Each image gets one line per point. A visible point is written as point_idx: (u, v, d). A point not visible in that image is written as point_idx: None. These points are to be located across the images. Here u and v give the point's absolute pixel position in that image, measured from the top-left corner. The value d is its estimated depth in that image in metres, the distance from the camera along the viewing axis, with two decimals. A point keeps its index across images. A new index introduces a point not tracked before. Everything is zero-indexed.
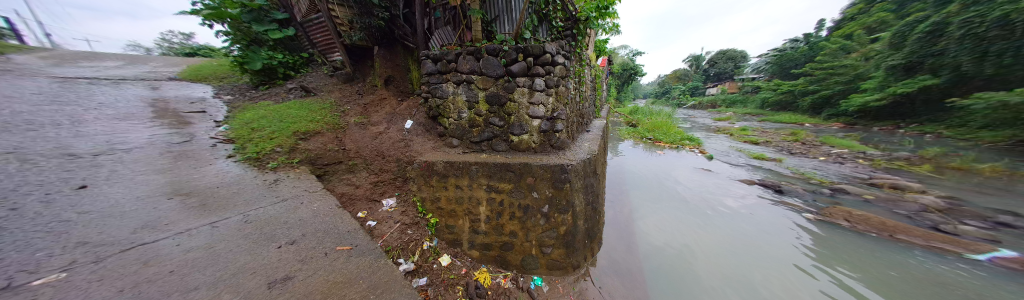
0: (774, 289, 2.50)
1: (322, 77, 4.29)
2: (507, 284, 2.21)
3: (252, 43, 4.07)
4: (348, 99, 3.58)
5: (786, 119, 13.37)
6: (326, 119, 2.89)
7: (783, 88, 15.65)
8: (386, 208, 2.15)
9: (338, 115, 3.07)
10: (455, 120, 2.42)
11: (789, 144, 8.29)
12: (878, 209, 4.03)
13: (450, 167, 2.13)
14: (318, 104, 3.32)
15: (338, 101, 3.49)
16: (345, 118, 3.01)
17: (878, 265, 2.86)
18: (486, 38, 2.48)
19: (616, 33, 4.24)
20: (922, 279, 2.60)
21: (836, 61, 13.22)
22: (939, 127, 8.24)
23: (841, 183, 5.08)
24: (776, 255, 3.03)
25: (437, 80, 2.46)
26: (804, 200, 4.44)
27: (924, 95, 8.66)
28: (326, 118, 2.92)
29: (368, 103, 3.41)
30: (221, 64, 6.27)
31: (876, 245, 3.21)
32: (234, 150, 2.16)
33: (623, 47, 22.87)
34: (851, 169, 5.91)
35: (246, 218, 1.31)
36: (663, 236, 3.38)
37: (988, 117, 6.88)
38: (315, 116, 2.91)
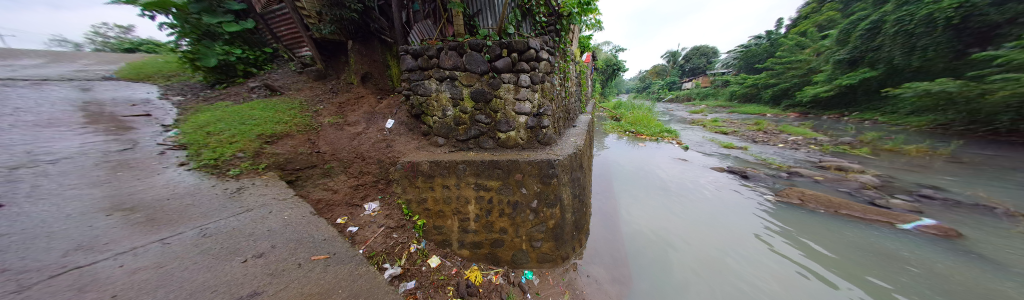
0: (746, 269, 2.70)
1: (289, 74, 3.93)
2: (498, 280, 2.20)
3: (204, 36, 3.60)
4: (320, 97, 3.33)
5: (751, 111, 14.54)
6: (295, 120, 2.67)
7: (749, 81, 16.96)
8: (368, 212, 2.03)
9: (311, 115, 2.85)
10: (439, 118, 2.35)
11: (754, 133, 9.03)
12: (827, 188, 4.54)
13: (436, 166, 2.06)
14: (285, 104, 3.06)
15: (308, 100, 3.24)
16: (318, 119, 2.79)
17: (832, 239, 3.19)
18: (468, 33, 2.40)
19: (598, 28, 4.35)
20: (864, 248, 2.98)
21: (793, 56, 14.60)
22: (876, 114, 9.37)
23: (797, 166, 5.66)
24: (745, 236, 3.27)
25: (418, 76, 2.34)
26: (766, 183, 4.85)
27: (864, 86, 9.80)
28: (295, 119, 2.70)
29: (343, 102, 3.18)
30: (168, 60, 5.54)
31: (830, 221, 3.56)
32: (188, 156, 1.94)
33: (606, 44, 23.41)
34: (806, 154, 6.58)
35: (210, 230, 1.20)
36: (647, 225, 3.52)
37: (914, 105, 7.96)
38: (283, 117, 2.68)
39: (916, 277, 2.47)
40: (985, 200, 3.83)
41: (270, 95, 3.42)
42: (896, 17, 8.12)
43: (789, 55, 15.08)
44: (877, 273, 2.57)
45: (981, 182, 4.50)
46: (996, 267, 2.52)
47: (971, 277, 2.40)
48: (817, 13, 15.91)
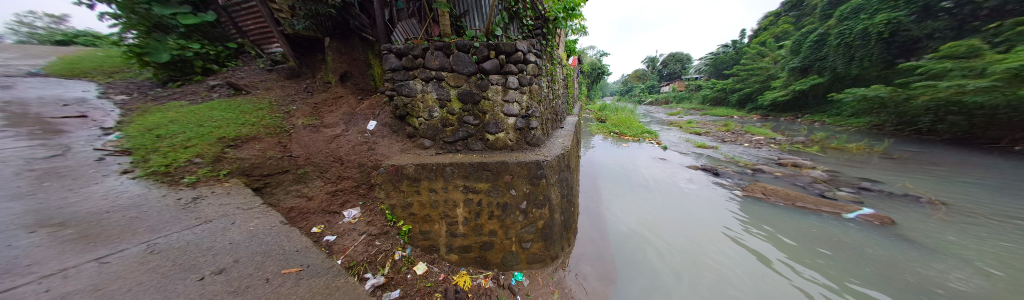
0: (718, 259, 2.88)
1: (257, 72, 3.60)
2: (487, 283, 2.17)
3: (155, 29, 3.23)
4: (292, 97, 3.08)
5: (720, 113, 15.71)
6: (264, 121, 2.45)
7: (718, 86, 18.36)
8: (348, 219, 1.91)
9: (282, 116, 2.64)
10: (425, 119, 2.27)
11: (724, 133, 9.76)
12: (785, 183, 5.00)
13: (422, 169, 1.99)
14: (253, 104, 2.80)
15: (279, 100, 2.98)
16: (290, 121, 2.59)
17: (792, 229, 3.49)
18: (455, 33, 2.36)
19: (583, 33, 4.48)
20: (818, 236, 3.29)
21: (755, 63, 16.03)
22: (823, 116, 10.53)
23: (760, 164, 6.18)
24: (718, 229, 3.49)
25: (402, 76, 2.25)
26: (734, 180, 5.23)
27: (814, 91, 10.98)
28: (264, 120, 2.48)
29: (319, 102, 2.98)
30: (111, 55, 4.91)
31: (791, 214, 3.89)
32: (133, 163, 1.70)
33: (591, 48, 24.19)
34: (767, 152, 7.20)
35: (160, 248, 1.04)
36: (630, 221, 3.65)
37: (855, 108, 9.02)
38: (250, 118, 2.46)
39: (859, 261, 2.77)
40: (911, 190, 4.41)
41: (231, 94, 3.09)
42: (840, 30, 9.24)
43: (752, 62, 16.54)
44: (831, 260, 2.84)
45: (907, 174, 5.19)
46: (922, 249, 2.89)
47: (901, 260, 2.74)
48: (775, 25, 17.64)
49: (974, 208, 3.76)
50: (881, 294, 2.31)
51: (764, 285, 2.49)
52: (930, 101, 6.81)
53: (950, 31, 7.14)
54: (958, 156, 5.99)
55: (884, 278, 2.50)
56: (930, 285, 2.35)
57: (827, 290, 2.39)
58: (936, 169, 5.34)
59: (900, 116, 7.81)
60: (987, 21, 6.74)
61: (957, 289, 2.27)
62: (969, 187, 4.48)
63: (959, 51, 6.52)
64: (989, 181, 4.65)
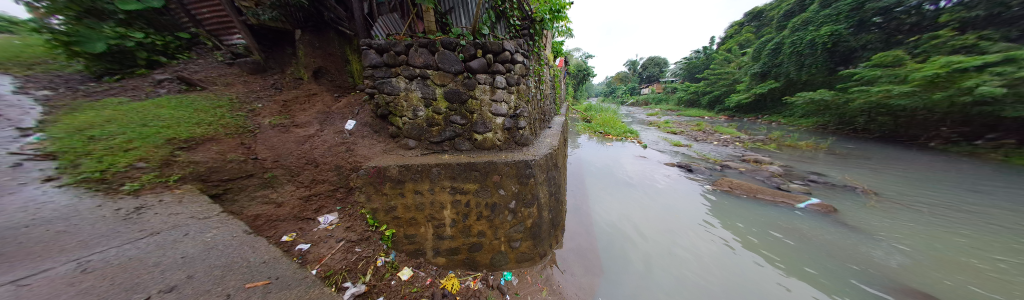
0: (692, 249, 3.07)
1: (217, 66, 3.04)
2: (476, 285, 2.14)
3: (88, 15, 2.57)
4: (257, 93, 2.68)
5: (693, 114, 16.81)
6: (223, 120, 2.16)
7: (691, 88, 19.68)
8: (324, 226, 1.78)
9: (246, 115, 2.32)
10: (410, 119, 2.17)
11: (696, 132, 10.46)
12: (748, 177, 5.45)
13: (406, 171, 1.91)
14: (204, 99, 2.44)
15: (241, 96, 2.60)
16: (254, 120, 2.30)
17: (755, 219, 3.81)
18: (441, 30, 2.29)
19: (568, 36, 4.57)
20: (776, 225, 3.63)
21: (722, 68, 17.42)
22: (780, 117, 11.67)
23: (727, 160, 6.70)
24: (692, 221, 3.72)
25: (383, 73, 2.12)
26: (706, 175, 5.59)
27: (771, 94, 12.16)
28: (224, 118, 2.18)
29: (287, 99, 2.68)
30: (28, 43, 4.17)
31: (754, 205, 4.24)
32: (59, 169, 1.38)
33: (576, 50, 24.76)
34: (733, 149, 7.84)
35: (96, 265, 0.87)
36: (614, 217, 3.77)
37: (806, 109, 10.07)
38: (204, 115, 2.15)
39: (808, 247, 3.10)
40: (849, 181, 5.02)
41: (184, 89, 2.58)
42: (792, 41, 10.76)
43: (720, 67, 17.95)
44: (787, 246, 3.17)
45: (847, 167, 5.91)
46: (859, 234, 3.30)
47: (842, 245, 3.11)
48: (738, 34, 19.35)
49: (898, 195, 4.37)
50: (825, 276, 2.62)
51: (732, 271, 2.70)
52: (866, 103, 7.84)
53: (879, 43, 8.39)
54: (886, 151, 6.91)
55: (828, 262, 2.83)
56: (863, 267, 2.70)
57: (783, 274, 2.65)
58: (870, 163, 6.13)
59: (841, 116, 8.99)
60: (908, 34, 7.95)
61: (884, 270, 2.63)
62: (893, 176, 5.23)
63: (887, 61, 7.58)
64: (907, 172, 5.47)
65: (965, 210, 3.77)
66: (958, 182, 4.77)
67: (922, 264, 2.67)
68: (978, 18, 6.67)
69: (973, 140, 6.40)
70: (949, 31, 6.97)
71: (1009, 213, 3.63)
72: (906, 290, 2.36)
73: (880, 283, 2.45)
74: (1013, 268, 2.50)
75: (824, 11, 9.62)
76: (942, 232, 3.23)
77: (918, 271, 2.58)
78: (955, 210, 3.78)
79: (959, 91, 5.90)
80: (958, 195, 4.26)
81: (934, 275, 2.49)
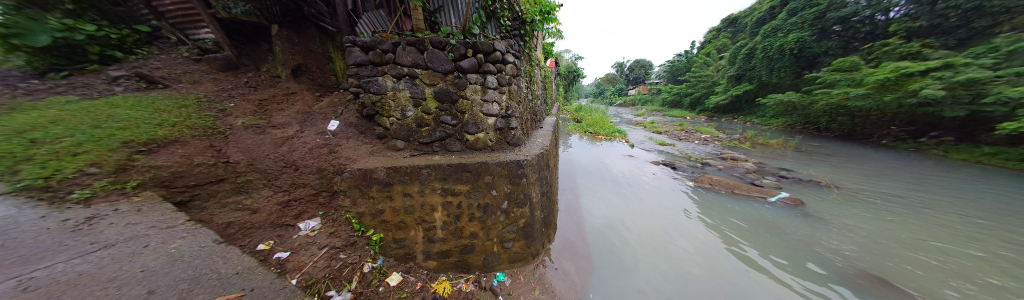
0: (675, 243, 3.20)
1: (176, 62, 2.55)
2: (468, 288, 2.10)
3: (29, 4, 2.07)
4: (228, 92, 2.38)
5: (676, 114, 17.55)
6: (188, 119, 1.91)
7: (673, 90, 20.59)
8: (305, 232, 1.69)
9: (215, 115, 2.07)
10: (398, 119, 2.10)
11: (679, 132, 10.92)
12: (726, 174, 5.73)
13: (394, 173, 1.85)
14: (156, 96, 2.11)
15: (209, 94, 2.30)
16: (224, 119, 2.07)
17: (733, 213, 4.03)
18: (429, 29, 2.24)
19: (557, 37, 4.64)
20: (752, 218, 3.85)
21: (702, 71, 18.38)
22: (754, 117, 12.46)
23: (707, 158, 7.05)
24: (676, 216, 3.89)
25: (369, 72, 2.04)
26: (688, 173, 5.83)
27: (746, 95, 12.95)
28: (188, 117, 1.94)
29: (261, 98, 2.44)
30: None
31: (732, 199, 4.49)
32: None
33: (566, 52, 25.09)
34: (712, 147, 8.26)
35: (40, 284, 0.75)
36: (603, 214, 3.85)
37: (777, 110, 10.79)
38: (162, 112, 1.91)
39: (779, 238, 3.33)
40: (814, 176, 5.42)
41: (141, 87, 2.22)
42: (763, 46, 11.56)
43: (700, 70, 18.91)
44: (760, 236, 3.37)
45: (813, 163, 6.39)
46: (824, 225, 3.57)
47: (808, 235, 3.36)
48: (716, 39, 20.51)
49: (857, 188, 4.78)
50: (793, 265, 2.82)
51: (712, 263, 2.83)
52: (828, 104, 8.56)
53: (839, 50, 9.31)
54: (847, 148, 7.54)
55: (796, 252, 3.05)
56: (826, 256, 2.93)
57: (756, 264, 2.83)
58: (833, 159, 6.66)
59: (806, 116, 9.74)
60: (862, 42, 8.98)
61: (842, 257, 2.88)
62: (853, 170, 5.75)
63: (845, 66, 8.45)
64: (863, 166, 6.02)
65: (914, 201, 4.17)
66: (906, 176, 5.29)
67: (875, 251, 2.95)
68: (922, 28, 7.61)
69: (917, 138, 7.27)
70: (897, 39, 7.85)
71: (947, 202, 4.09)
72: (862, 276, 2.57)
73: (840, 270, 2.68)
74: (951, 254, 2.80)
75: (791, 20, 10.49)
76: (894, 221, 3.57)
77: (872, 257, 2.84)
78: (904, 201, 4.19)
79: (907, 93, 6.60)
80: (906, 187, 4.71)
81: (884, 261, 2.75)
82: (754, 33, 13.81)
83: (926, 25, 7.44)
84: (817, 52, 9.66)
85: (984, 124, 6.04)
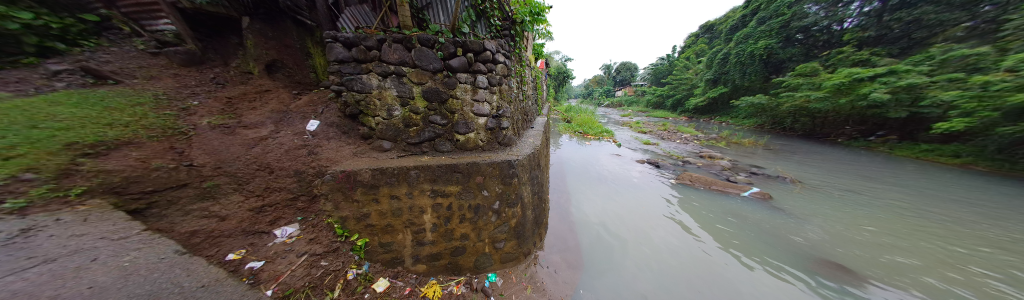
0: (659, 238, 3.33)
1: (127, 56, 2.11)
2: (460, 290, 2.06)
3: None
4: (191, 88, 2.11)
5: (659, 115, 18.30)
6: (141, 117, 1.67)
7: (656, 92, 21.48)
8: (281, 239, 1.57)
9: (176, 114, 1.82)
10: (383, 119, 2.02)
11: (661, 132, 11.40)
12: (705, 171, 6.04)
13: (380, 175, 1.77)
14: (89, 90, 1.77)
15: (170, 91, 1.99)
16: (185, 117, 1.84)
17: (711, 207, 4.25)
18: (417, 26, 2.17)
19: (546, 39, 4.69)
20: (727, 212, 4.08)
21: (682, 74, 19.32)
22: (729, 118, 13.26)
23: (687, 156, 7.40)
24: (659, 212, 4.05)
25: (353, 69, 1.95)
26: (670, 170, 6.08)
27: (722, 97, 13.76)
28: (141, 114, 1.69)
29: (230, 95, 2.23)
30: None
31: (710, 195, 4.73)
32: None
33: (555, 53, 25.37)
34: (692, 146, 8.69)
35: None
36: (592, 212, 3.93)
37: (750, 111, 11.52)
38: (104, 107, 1.63)
39: (752, 230, 3.56)
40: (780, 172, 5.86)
41: (89, 83, 1.83)
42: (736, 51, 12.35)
43: (680, 73, 19.87)
44: (735, 229, 3.59)
45: (781, 160, 6.88)
46: (791, 217, 3.85)
47: (776, 226, 3.62)
48: (694, 43, 21.58)
49: (818, 182, 5.20)
50: (763, 255, 3.03)
51: (692, 256, 2.98)
52: (791, 106, 9.30)
53: (801, 56, 10.12)
54: (810, 146, 8.18)
55: (766, 242, 3.28)
56: (791, 246, 3.18)
57: (731, 255, 3.02)
58: (798, 156, 7.21)
59: (774, 117, 10.50)
60: (821, 49, 9.79)
61: (805, 247, 3.14)
62: (815, 166, 6.25)
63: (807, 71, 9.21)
64: (823, 162, 6.55)
65: (869, 194, 4.58)
66: (861, 171, 5.82)
67: (833, 240, 3.23)
68: (870, 38, 8.47)
69: (867, 136, 8.02)
70: (850, 47, 8.70)
71: (892, 194, 4.54)
72: (822, 264, 2.82)
73: (803, 259, 2.93)
74: (894, 241, 3.14)
75: (761, 28, 11.30)
76: (850, 212, 3.92)
77: (830, 247, 3.12)
78: (858, 194, 4.59)
79: (860, 96, 7.30)
80: (861, 181, 5.18)
81: (840, 250, 3.03)
82: (728, 40, 14.74)
83: (874, 35, 8.34)
84: (783, 58, 10.46)
85: (922, 124, 6.79)
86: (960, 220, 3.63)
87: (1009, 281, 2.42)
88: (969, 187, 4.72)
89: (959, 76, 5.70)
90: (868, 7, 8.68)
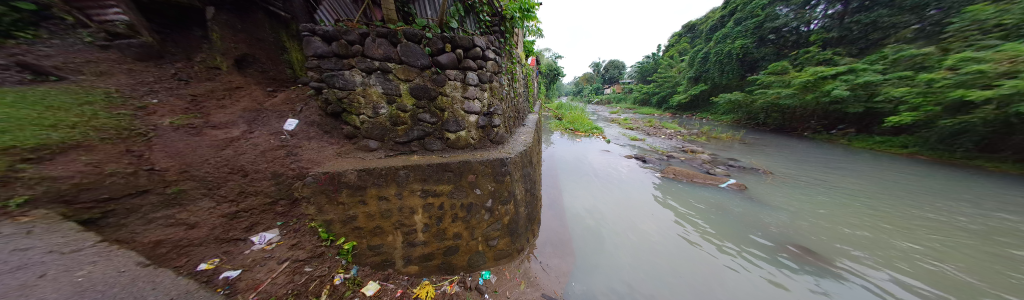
0: (646, 229, 3.47)
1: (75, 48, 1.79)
2: (453, 289, 2.04)
3: None
4: (149, 85, 1.89)
5: (645, 111, 18.87)
6: (86, 117, 1.43)
7: (642, 89, 22.11)
8: (260, 246, 1.47)
9: (131, 114, 1.61)
10: (369, 117, 1.94)
11: (647, 128, 11.78)
12: (687, 165, 6.30)
13: (367, 176, 1.71)
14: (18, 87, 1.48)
15: (124, 88, 1.77)
16: (138, 115, 1.62)
17: (694, 199, 4.46)
18: (403, 20, 2.08)
19: (536, 36, 4.68)
20: (708, 202, 4.31)
21: (666, 72, 20.01)
22: (709, 114, 13.93)
23: (670, 151, 7.69)
24: (646, 204, 4.20)
25: (333, 65, 1.83)
26: (656, 165, 6.30)
27: (702, 94, 14.39)
28: (84, 113, 1.45)
29: (195, 93, 2.02)
30: None
31: (693, 187, 4.96)
32: None
33: (546, 51, 25.42)
34: (675, 141, 9.05)
35: None
36: (583, 207, 4.01)
37: (728, 107, 12.14)
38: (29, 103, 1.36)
39: (730, 218, 3.78)
40: (755, 164, 6.23)
41: (28, 80, 1.57)
42: (716, 50, 12.92)
43: (664, 71, 20.56)
44: (715, 218, 3.80)
45: (756, 153, 7.32)
46: (765, 205, 4.13)
47: (752, 215, 3.86)
48: (677, 43, 22.40)
49: (786, 173, 5.57)
50: (741, 241, 3.24)
51: (678, 246, 3.12)
52: (765, 103, 9.90)
53: (773, 56, 10.78)
54: (781, 139, 8.76)
55: (743, 229, 3.50)
56: (765, 232, 3.42)
57: (713, 243, 3.19)
58: (771, 149, 7.69)
59: (749, 113, 11.13)
60: (791, 49, 10.40)
61: (777, 233, 3.38)
62: (784, 158, 6.69)
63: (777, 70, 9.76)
64: (793, 154, 7.03)
65: (832, 182, 4.97)
66: (826, 162, 6.30)
67: (801, 226, 3.51)
68: (833, 39, 9.06)
69: (829, 130, 8.68)
70: (816, 47, 9.35)
71: (850, 182, 4.95)
72: (792, 249, 3.05)
73: (774, 244, 3.16)
74: (853, 225, 3.45)
75: (738, 28, 11.89)
76: (817, 200, 4.24)
77: (799, 232, 3.37)
78: (820, 183, 4.96)
79: (824, 93, 7.90)
80: (826, 171, 5.61)
81: (808, 235, 3.29)
82: (708, 39, 15.38)
83: (836, 36, 8.92)
84: (757, 57, 11.14)
85: (876, 118, 7.45)
86: (905, 203, 4.02)
87: (946, 256, 2.74)
88: (915, 174, 5.23)
89: (908, 74, 6.29)
90: (832, 10, 9.32)
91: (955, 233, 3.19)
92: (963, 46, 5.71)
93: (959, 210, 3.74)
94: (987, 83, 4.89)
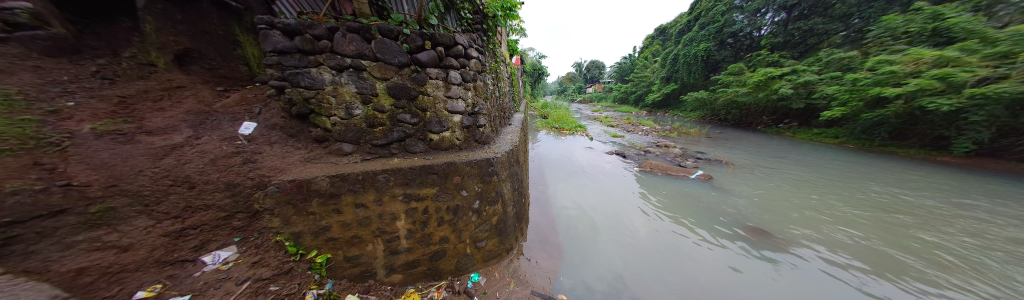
0: (627, 221, 3.63)
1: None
2: (441, 294, 1.98)
3: None
4: (63, 84, 1.48)
5: (623, 110, 19.81)
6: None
7: (620, 89, 23.18)
8: (213, 267, 1.29)
9: (37, 118, 1.23)
10: (341, 119, 1.80)
11: (625, 125, 12.38)
12: (662, 159, 6.70)
13: (341, 182, 1.58)
14: None
15: (30, 89, 1.33)
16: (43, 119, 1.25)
17: (669, 190, 4.74)
18: (376, 15, 1.95)
19: (518, 35, 4.67)
20: (681, 192, 4.62)
21: (641, 73, 21.20)
22: (679, 111, 14.98)
23: (647, 146, 8.13)
24: (627, 198, 4.39)
25: (298, 62, 1.66)
26: (635, 160, 6.62)
27: (673, 93, 15.45)
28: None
29: (126, 92, 1.67)
30: None
31: (668, 179, 5.30)
32: None
33: (529, 50, 25.65)
34: (651, 137, 9.60)
35: None
36: (569, 203, 4.09)
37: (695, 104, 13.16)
38: None
39: (701, 206, 4.09)
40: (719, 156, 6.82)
41: None
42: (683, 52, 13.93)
43: (640, 72, 21.75)
44: (688, 207, 4.08)
45: (721, 146, 8.00)
46: (730, 193, 4.51)
47: (719, 202, 4.20)
48: (650, 45, 23.82)
49: (745, 163, 6.16)
50: (710, 227, 3.52)
51: (656, 235, 3.31)
52: (726, 100, 10.86)
53: (732, 58, 11.88)
54: (739, 133, 9.67)
55: (712, 216, 3.80)
56: (731, 217, 3.73)
57: (687, 231, 3.42)
58: (731, 142, 8.45)
59: (713, 110, 12.17)
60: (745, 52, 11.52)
61: (741, 217, 3.71)
62: (743, 150, 7.39)
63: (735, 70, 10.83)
64: (750, 146, 7.79)
65: (783, 170, 5.60)
66: (776, 152, 7.07)
67: (759, 210, 3.89)
68: (779, 43, 10.18)
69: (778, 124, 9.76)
70: (766, 50, 10.44)
71: (795, 169, 5.60)
72: (753, 231, 3.37)
73: (738, 227, 3.46)
74: (801, 207, 3.90)
75: (702, 32, 12.92)
76: (772, 186, 4.73)
77: (758, 215, 3.74)
78: (773, 171, 5.55)
79: (773, 91, 8.88)
80: (778, 160, 6.29)
81: (766, 217, 3.66)
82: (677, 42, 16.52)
83: (781, 41, 10.02)
84: (718, 59, 12.20)
85: (814, 113, 8.53)
86: (838, 185, 4.64)
87: (871, 230, 3.21)
88: (845, 160, 6.06)
89: (838, 74, 7.28)
90: (778, 18, 10.46)
91: (875, 208, 3.76)
92: (880, 50, 6.71)
93: (872, 188, 4.43)
94: (897, 82, 5.81)
